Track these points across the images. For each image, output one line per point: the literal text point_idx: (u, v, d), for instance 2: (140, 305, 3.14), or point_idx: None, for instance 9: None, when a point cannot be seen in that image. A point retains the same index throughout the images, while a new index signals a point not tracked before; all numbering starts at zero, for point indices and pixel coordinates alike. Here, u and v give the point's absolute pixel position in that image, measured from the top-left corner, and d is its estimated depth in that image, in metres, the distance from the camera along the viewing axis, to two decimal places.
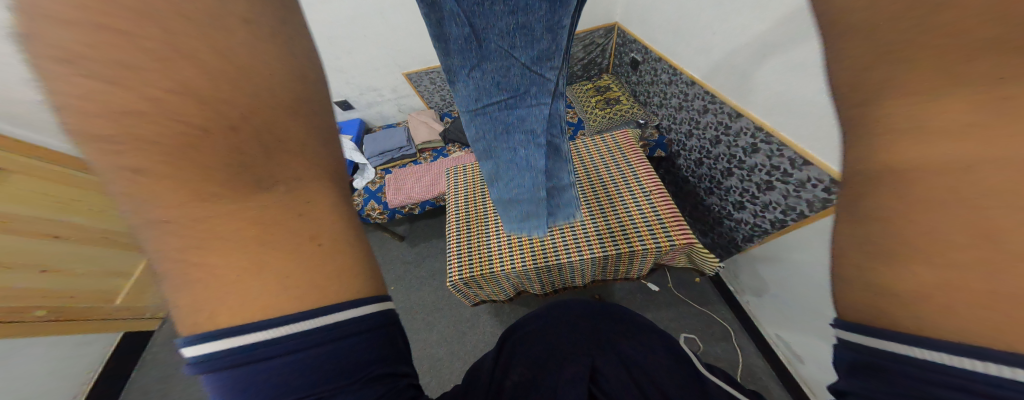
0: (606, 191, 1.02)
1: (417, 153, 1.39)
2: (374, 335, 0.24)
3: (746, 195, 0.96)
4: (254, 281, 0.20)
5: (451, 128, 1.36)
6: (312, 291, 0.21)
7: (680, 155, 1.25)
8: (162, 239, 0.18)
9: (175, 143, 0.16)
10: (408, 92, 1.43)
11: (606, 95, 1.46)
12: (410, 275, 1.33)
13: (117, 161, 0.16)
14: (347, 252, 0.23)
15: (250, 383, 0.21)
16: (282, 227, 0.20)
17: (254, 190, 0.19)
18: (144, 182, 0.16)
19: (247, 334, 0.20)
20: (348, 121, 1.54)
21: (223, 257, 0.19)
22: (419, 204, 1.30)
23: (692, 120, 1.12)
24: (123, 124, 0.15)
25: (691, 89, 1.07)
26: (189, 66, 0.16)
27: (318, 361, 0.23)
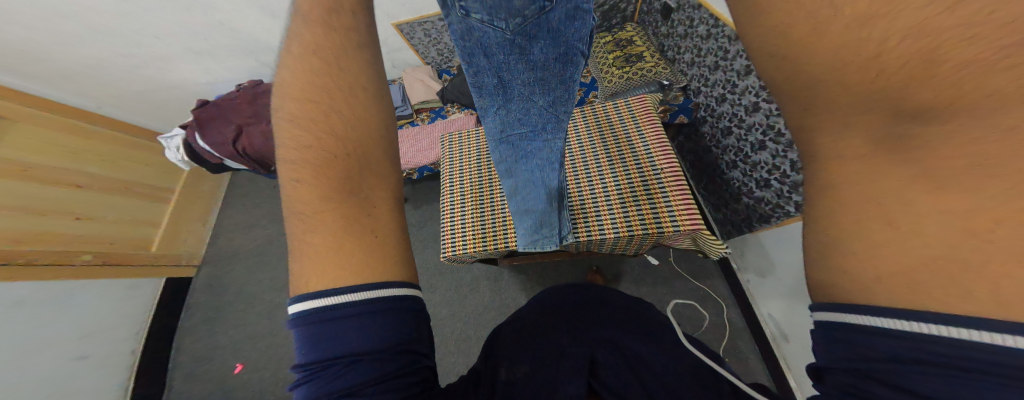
0: (613, 168, 0.94)
1: (413, 114, 1.29)
2: (406, 318, 0.33)
3: (776, 173, 0.86)
4: (340, 256, 0.31)
5: (448, 86, 1.23)
6: (364, 267, 0.31)
7: (707, 122, 1.11)
8: (299, 222, 0.32)
9: (321, 164, 0.31)
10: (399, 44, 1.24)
11: (627, 50, 1.28)
12: (413, 237, 1.37)
13: (294, 171, 0.32)
14: (390, 242, 0.34)
15: (323, 337, 0.30)
16: (356, 221, 0.32)
17: (348, 197, 0.32)
18: (301, 185, 0.31)
19: (334, 295, 0.30)
20: None
21: (323, 236, 0.31)
22: (417, 169, 1.28)
23: (728, 83, 0.96)
24: (298, 148, 0.31)
25: (735, 46, 0.90)
26: (329, 121, 0.31)
27: (366, 331, 0.31)
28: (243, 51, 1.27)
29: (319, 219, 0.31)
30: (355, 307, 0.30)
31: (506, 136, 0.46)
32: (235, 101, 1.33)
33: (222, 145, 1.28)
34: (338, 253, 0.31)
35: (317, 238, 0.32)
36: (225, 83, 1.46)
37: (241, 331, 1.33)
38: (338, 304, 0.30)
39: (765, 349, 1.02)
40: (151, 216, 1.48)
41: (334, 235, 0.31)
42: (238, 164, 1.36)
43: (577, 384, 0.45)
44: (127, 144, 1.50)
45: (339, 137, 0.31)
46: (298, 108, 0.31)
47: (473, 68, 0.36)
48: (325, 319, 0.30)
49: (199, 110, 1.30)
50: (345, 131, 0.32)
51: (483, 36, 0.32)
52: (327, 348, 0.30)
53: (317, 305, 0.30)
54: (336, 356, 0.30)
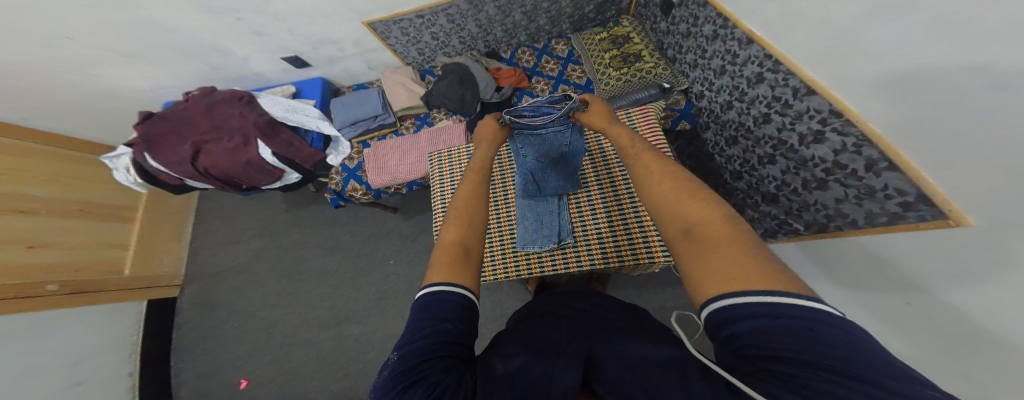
0: (613, 185, 0.92)
1: (396, 122, 1.23)
2: (466, 310, 0.40)
3: (784, 189, 0.86)
4: (451, 258, 0.46)
5: (433, 92, 1.16)
6: (456, 271, 0.44)
7: (709, 128, 1.10)
8: (445, 234, 0.52)
9: (467, 200, 0.57)
10: (375, 45, 1.16)
11: (625, 49, 1.16)
12: (408, 249, 1.34)
13: (457, 201, 0.58)
14: (473, 266, 0.47)
15: (419, 311, 0.41)
16: (468, 245, 0.49)
17: (469, 229, 0.51)
18: (456, 207, 0.56)
19: (436, 283, 0.43)
20: (309, 80, 1.29)
21: (450, 246, 0.49)
22: (406, 184, 1.22)
23: (734, 89, 0.93)
24: (463, 186, 0.61)
25: (747, 49, 0.83)
26: (478, 175, 0.63)
27: (442, 310, 0.39)
28: (188, 55, 1.11)
29: (451, 238, 0.50)
30: (441, 290, 0.41)
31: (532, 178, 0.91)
32: (187, 114, 1.19)
33: (180, 166, 1.15)
34: (452, 257, 0.47)
35: (448, 246, 0.49)
36: (172, 88, 1.29)
37: (239, 348, 1.28)
38: (439, 289, 0.41)
39: None
40: (119, 238, 1.37)
41: (456, 247, 0.48)
42: (203, 184, 1.22)
43: (574, 374, 0.35)
44: (75, 160, 1.34)
45: (479, 187, 0.60)
46: (473, 166, 0.66)
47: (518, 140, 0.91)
48: (425, 298, 0.41)
49: (143, 125, 1.15)
50: (480, 186, 0.60)
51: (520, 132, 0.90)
52: (416, 322, 0.40)
53: (425, 290, 0.42)
54: (418, 326, 0.38)
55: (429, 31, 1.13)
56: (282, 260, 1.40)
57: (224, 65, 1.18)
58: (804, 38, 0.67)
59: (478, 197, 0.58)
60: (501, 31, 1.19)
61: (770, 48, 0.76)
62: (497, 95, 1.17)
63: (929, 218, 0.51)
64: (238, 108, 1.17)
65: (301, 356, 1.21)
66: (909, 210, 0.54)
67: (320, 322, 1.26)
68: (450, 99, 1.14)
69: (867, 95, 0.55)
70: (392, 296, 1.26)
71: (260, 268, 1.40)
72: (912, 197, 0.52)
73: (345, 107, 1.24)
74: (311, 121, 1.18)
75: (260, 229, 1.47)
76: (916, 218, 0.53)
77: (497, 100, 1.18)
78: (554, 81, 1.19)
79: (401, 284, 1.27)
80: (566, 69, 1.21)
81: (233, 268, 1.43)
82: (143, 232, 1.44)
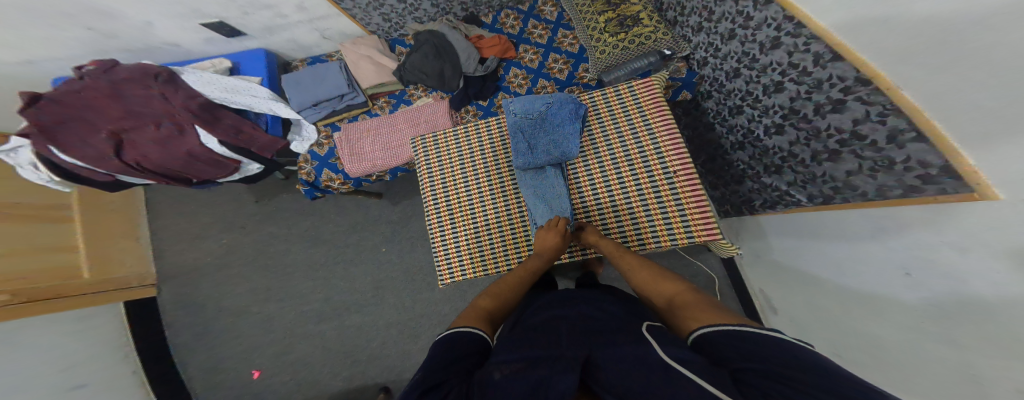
0: (617, 171, 0.90)
1: (368, 102, 1.05)
2: (472, 345, 0.58)
3: (790, 159, 0.84)
4: (476, 313, 0.69)
5: (407, 64, 0.97)
6: (475, 319, 0.67)
7: (711, 96, 1.06)
8: (479, 301, 0.75)
9: (503, 284, 0.81)
10: (325, 11, 0.92)
11: (620, 10, 0.99)
12: (400, 237, 1.28)
13: (492, 288, 0.81)
14: (488, 326, 0.66)
15: (442, 341, 0.60)
16: (491, 313, 0.71)
17: (499, 306, 0.74)
18: (494, 288, 0.80)
19: (455, 325, 0.64)
20: (246, 52, 1.04)
21: (480, 306, 0.72)
22: (388, 171, 1.12)
23: (743, 56, 0.87)
24: (498, 281, 0.84)
25: (763, 10, 0.75)
26: (516, 268, 0.86)
27: (456, 343, 0.58)
28: (59, 16, 0.81)
29: (483, 304, 0.73)
30: (456, 330, 0.62)
31: (533, 165, 0.90)
32: (85, 95, 0.93)
33: (101, 161, 0.93)
34: (478, 313, 0.69)
35: (478, 308, 0.72)
36: (57, 60, 0.99)
37: (240, 342, 1.26)
38: (455, 329, 0.63)
39: (753, 314, 1.20)
40: (63, 241, 1.20)
41: (484, 308, 0.71)
42: (137, 179, 1.04)
43: (568, 378, 0.45)
44: None
45: (511, 275, 0.83)
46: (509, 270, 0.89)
47: (516, 132, 0.90)
48: (447, 332, 0.62)
49: (30, 110, 0.87)
50: (515, 275, 0.83)
51: (518, 126, 0.90)
52: (438, 349, 0.57)
53: (448, 331, 0.63)
54: (438, 354, 0.56)
55: None
56: (264, 254, 1.31)
57: (116, 32, 0.89)
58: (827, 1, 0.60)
59: (509, 281, 0.81)
60: None
61: (789, 8, 0.68)
62: (482, 68, 0.99)
63: (955, 189, 0.46)
64: (156, 87, 0.93)
65: (306, 346, 1.22)
66: (930, 183, 0.50)
67: (319, 313, 1.25)
68: (428, 73, 0.96)
69: (900, 64, 0.49)
70: (389, 285, 1.24)
71: (241, 262, 1.32)
72: (937, 168, 0.48)
73: (299, 86, 1.02)
74: (261, 103, 0.96)
75: (229, 222, 1.33)
76: (936, 191, 0.50)
77: (483, 74, 0.99)
78: (544, 50, 1.03)
79: (396, 273, 1.25)
80: (555, 36, 1.04)
81: (210, 265, 1.33)
82: (87, 233, 1.27)
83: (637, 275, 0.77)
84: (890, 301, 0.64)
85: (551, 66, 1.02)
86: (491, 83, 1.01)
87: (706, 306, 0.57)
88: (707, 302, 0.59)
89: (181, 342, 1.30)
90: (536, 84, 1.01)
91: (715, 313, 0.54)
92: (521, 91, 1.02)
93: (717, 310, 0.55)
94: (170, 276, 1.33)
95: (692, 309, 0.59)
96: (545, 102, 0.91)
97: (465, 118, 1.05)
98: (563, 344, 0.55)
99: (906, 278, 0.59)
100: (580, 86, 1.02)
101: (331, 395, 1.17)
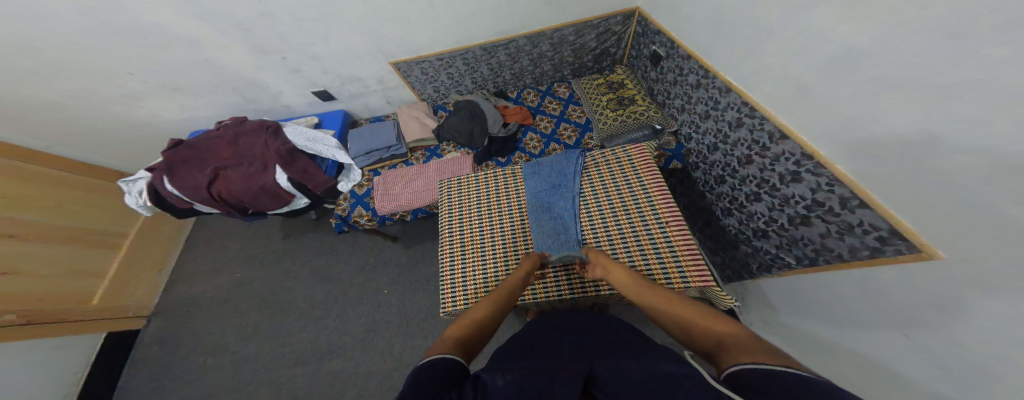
0: (612, 208, 0.97)
1: (408, 153, 1.33)
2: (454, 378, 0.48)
3: (773, 225, 0.87)
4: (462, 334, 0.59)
5: (444, 125, 1.28)
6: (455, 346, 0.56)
7: (699, 167, 1.15)
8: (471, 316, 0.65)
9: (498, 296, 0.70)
10: (396, 83, 1.33)
11: (619, 93, 1.30)
12: (405, 278, 1.27)
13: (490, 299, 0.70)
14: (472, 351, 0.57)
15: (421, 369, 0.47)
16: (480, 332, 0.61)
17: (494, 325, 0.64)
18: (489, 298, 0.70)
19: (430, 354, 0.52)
20: (331, 113, 1.43)
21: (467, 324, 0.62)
22: (411, 211, 1.26)
23: (718, 132, 0.99)
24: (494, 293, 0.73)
25: (726, 97, 0.91)
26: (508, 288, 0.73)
27: (429, 372, 0.46)
28: (227, 87, 1.25)
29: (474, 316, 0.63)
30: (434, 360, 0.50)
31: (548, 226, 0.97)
32: (213, 142, 1.25)
33: (194, 190, 1.17)
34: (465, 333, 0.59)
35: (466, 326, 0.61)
36: (202, 120, 1.40)
37: (198, 388, 1.13)
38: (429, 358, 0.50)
39: None
40: (101, 267, 1.31)
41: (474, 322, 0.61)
42: (209, 208, 1.24)
43: None
44: (89, 186, 1.37)
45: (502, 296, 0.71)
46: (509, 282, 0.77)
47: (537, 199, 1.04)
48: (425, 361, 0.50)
49: (170, 152, 1.20)
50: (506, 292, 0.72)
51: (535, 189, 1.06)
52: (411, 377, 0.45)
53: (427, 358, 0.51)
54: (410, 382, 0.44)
55: (446, 72, 1.31)
56: (268, 289, 1.32)
57: (256, 98, 1.31)
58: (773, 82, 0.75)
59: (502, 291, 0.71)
60: (509, 74, 1.37)
61: (745, 96, 0.84)
62: (504, 130, 1.27)
63: (905, 251, 0.53)
64: (264, 136, 1.24)
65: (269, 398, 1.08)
66: (885, 245, 0.55)
67: (297, 356, 1.14)
68: (460, 132, 1.26)
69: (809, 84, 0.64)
70: (381, 329, 1.16)
71: (242, 297, 1.31)
72: (885, 230, 0.55)
73: (359, 138, 1.34)
74: (328, 149, 1.25)
75: (252, 257, 1.42)
76: (893, 252, 0.54)
77: (504, 134, 1.27)
78: (556, 120, 1.32)
79: (392, 315, 1.18)
80: (566, 110, 1.35)
81: (211, 298, 1.33)
82: (125, 261, 1.38)
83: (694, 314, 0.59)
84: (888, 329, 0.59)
85: (561, 132, 1.28)
86: (510, 143, 1.28)
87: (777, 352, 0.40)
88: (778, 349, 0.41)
89: (137, 385, 1.18)
90: (548, 146, 1.26)
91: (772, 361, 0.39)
92: (535, 150, 1.26)
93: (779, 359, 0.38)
94: (171, 307, 1.34)
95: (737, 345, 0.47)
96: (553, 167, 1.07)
97: (485, 169, 1.26)
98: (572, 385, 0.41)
99: (909, 343, 0.55)
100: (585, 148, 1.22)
101: None
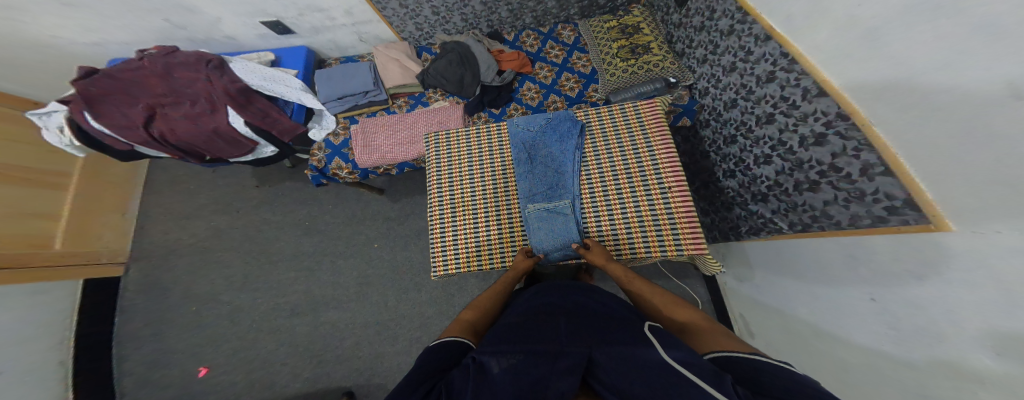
0: (613, 172, 0.95)
1: (389, 100, 1.18)
2: (459, 349, 0.58)
3: (775, 189, 0.89)
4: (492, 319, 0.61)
5: (430, 70, 1.12)
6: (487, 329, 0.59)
7: (708, 125, 1.11)
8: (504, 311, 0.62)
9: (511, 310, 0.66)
10: (367, 17, 1.09)
11: (633, 39, 1.15)
12: (394, 233, 1.27)
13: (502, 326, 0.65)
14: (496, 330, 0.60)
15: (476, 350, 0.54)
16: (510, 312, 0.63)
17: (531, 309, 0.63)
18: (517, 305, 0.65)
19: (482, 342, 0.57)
20: (289, 48, 1.20)
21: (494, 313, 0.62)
22: (396, 165, 1.19)
23: (742, 87, 0.92)
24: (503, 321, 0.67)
25: (763, 46, 0.81)
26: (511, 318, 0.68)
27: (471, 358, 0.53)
28: (145, 9, 0.99)
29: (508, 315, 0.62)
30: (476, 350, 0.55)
31: (532, 194, 0.94)
32: (138, 73, 1.03)
33: (130, 131, 1.00)
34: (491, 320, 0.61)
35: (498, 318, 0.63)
36: (121, 45, 1.14)
37: (197, 334, 1.19)
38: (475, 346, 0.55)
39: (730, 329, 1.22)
40: (51, 209, 1.18)
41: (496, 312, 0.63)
42: (155, 151, 1.10)
43: (568, 381, 0.45)
44: (1, 119, 1.14)
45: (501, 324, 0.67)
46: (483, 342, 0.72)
47: (524, 150, 0.98)
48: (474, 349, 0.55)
49: (82, 81, 0.98)
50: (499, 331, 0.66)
51: (522, 138, 1.00)
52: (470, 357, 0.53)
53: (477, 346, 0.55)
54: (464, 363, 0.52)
55: (429, 5, 1.08)
56: (250, 240, 1.29)
57: (187, 24, 1.06)
58: (828, 43, 0.64)
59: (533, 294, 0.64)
60: (506, 11, 1.16)
61: (786, 46, 0.75)
62: (498, 79, 1.13)
63: (912, 222, 0.54)
64: (204, 71, 1.03)
65: (272, 342, 1.16)
66: (893, 214, 0.57)
67: (294, 306, 1.20)
68: (448, 79, 1.11)
69: (853, 72, 0.59)
70: (374, 282, 1.21)
71: (224, 246, 1.29)
72: (901, 202, 0.55)
73: (330, 80, 1.16)
74: (293, 93, 1.08)
75: (225, 205, 1.33)
76: (899, 222, 0.56)
77: (499, 84, 1.13)
78: (558, 68, 1.18)
79: (384, 270, 1.22)
80: (571, 56, 1.20)
81: (190, 247, 1.29)
82: (77, 205, 1.24)
83: (671, 310, 0.71)
84: (859, 306, 0.69)
85: (563, 83, 1.16)
86: (505, 93, 1.15)
87: (732, 337, 0.56)
88: (725, 333, 0.57)
89: (132, 330, 1.21)
90: (547, 98, 1.15)
91: (733, 339, 0.54)
92: (533, 102, 1.15)
93: (735, 338, 0.54)
94: (148, 254, 1.30)
95: (701, 332, 0.60)
96: (546, 117, 1.01)
97: (477, 123, 1.15)
98: (562, 340, 0.54)
99: (873, 305, 0.65)
100: (588, 104, 1.14)
101: (290, 397, 1.10)
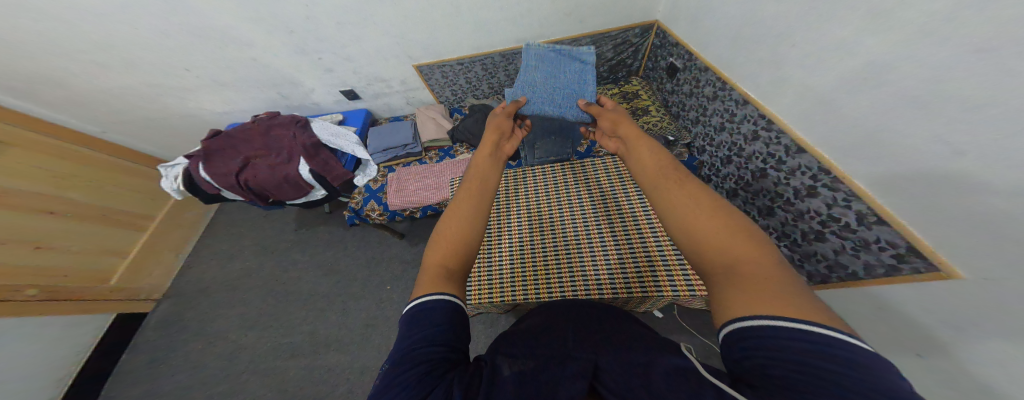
0: (614, 205, 0.90)
1: (422, 152, 1.38)
2: None
3: (784, 240, 0.88)
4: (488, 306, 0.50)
5: (459, 126, 1.33)
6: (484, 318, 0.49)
7: (710, 180, 1.15)
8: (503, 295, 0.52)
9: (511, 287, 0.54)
10: (417, 85, 1.41)
11: (633, 104, 1.34)
12: (409, 275, 1.27)
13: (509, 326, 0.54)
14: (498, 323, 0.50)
15: None
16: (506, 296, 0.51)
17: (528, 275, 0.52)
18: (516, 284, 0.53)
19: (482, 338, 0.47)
20: (354, 111, 1.52)
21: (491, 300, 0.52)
22: (420, 209, 1.28)
23: (733, 145, 0.99)
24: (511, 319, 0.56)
25: (743, 109, 0.91)
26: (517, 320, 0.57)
27: None
28: (267, 84, 1.37)
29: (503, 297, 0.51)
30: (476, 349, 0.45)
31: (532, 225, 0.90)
32: (245, 132, 1.33)
33: (223, 176, 1.23)
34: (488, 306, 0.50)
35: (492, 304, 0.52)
36: (241, 112, 1.52)
37: (190, 377, 1.12)
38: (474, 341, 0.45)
39: None
40: (122, 245, 1.36)
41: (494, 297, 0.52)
42: (234, 195, 1.30)
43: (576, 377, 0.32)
44: (128, 172, 1.46)
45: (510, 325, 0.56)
46: None
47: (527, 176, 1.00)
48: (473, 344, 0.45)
49: (208, 140, 1.29)
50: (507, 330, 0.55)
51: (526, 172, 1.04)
52: None
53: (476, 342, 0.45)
54: None
55: (465, 76, 1.40)
56: (273, 280, 1.33)
57: (289, 95, 1.43)
58: (791, 66, 0.73)
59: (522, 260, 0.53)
60: None
61: (761, 108, 0.84)
62: None
63: (924, 269, 0.55)
64: (292, 130, 1.31)
65: (262, 388, 1.06)
66: (904, 263, 0.58)
67: (295, 346, 1.14)
68: (474, 134, 1.30)
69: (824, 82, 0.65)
70: (380, 324, 1.15)
71: (248, 286, 1.33)
72: (903, 248, 0.57)
73: (379, 135, 1.41)
74: (348, 145, 1.31)
75: (264, 247, 1.45)
76: (912, 270, 0.57)
77: None
78: None
79: (393, 311, 1.17)
80: None
81: (219, 285, 1.36)
82: (145, 243, 1.42)
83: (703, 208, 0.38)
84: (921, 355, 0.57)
85: None
86: None
87: (779, 282, 0.28)
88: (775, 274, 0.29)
89: (132, 370, 1.18)
90: None
91: (782, 288, 0.28)
92: None
93: (785, 288, 0.28)
94: (182, 291, 1.36)
95: (733, 269, 0.31)
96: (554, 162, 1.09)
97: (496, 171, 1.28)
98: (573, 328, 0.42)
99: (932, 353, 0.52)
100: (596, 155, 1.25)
101: None
